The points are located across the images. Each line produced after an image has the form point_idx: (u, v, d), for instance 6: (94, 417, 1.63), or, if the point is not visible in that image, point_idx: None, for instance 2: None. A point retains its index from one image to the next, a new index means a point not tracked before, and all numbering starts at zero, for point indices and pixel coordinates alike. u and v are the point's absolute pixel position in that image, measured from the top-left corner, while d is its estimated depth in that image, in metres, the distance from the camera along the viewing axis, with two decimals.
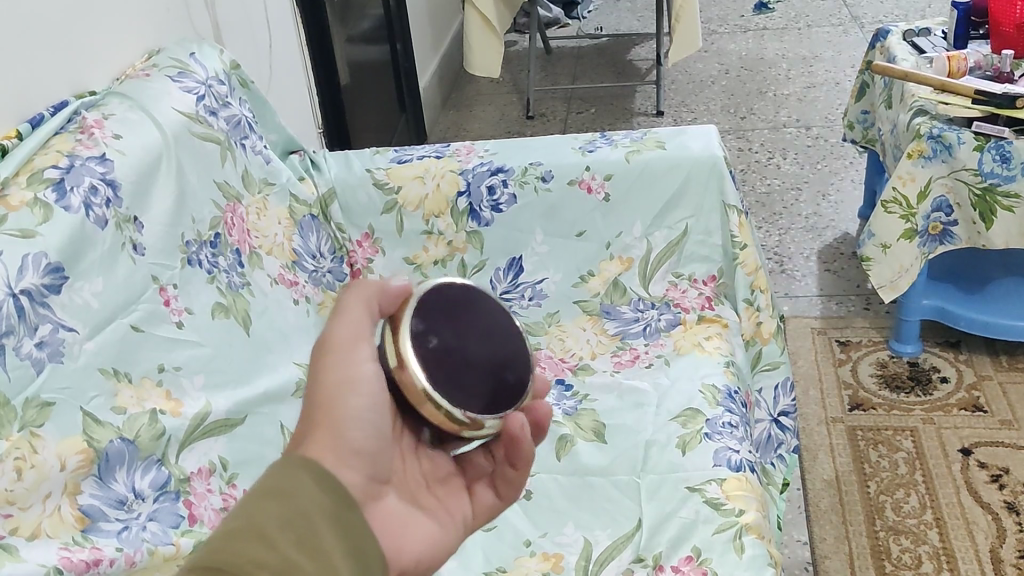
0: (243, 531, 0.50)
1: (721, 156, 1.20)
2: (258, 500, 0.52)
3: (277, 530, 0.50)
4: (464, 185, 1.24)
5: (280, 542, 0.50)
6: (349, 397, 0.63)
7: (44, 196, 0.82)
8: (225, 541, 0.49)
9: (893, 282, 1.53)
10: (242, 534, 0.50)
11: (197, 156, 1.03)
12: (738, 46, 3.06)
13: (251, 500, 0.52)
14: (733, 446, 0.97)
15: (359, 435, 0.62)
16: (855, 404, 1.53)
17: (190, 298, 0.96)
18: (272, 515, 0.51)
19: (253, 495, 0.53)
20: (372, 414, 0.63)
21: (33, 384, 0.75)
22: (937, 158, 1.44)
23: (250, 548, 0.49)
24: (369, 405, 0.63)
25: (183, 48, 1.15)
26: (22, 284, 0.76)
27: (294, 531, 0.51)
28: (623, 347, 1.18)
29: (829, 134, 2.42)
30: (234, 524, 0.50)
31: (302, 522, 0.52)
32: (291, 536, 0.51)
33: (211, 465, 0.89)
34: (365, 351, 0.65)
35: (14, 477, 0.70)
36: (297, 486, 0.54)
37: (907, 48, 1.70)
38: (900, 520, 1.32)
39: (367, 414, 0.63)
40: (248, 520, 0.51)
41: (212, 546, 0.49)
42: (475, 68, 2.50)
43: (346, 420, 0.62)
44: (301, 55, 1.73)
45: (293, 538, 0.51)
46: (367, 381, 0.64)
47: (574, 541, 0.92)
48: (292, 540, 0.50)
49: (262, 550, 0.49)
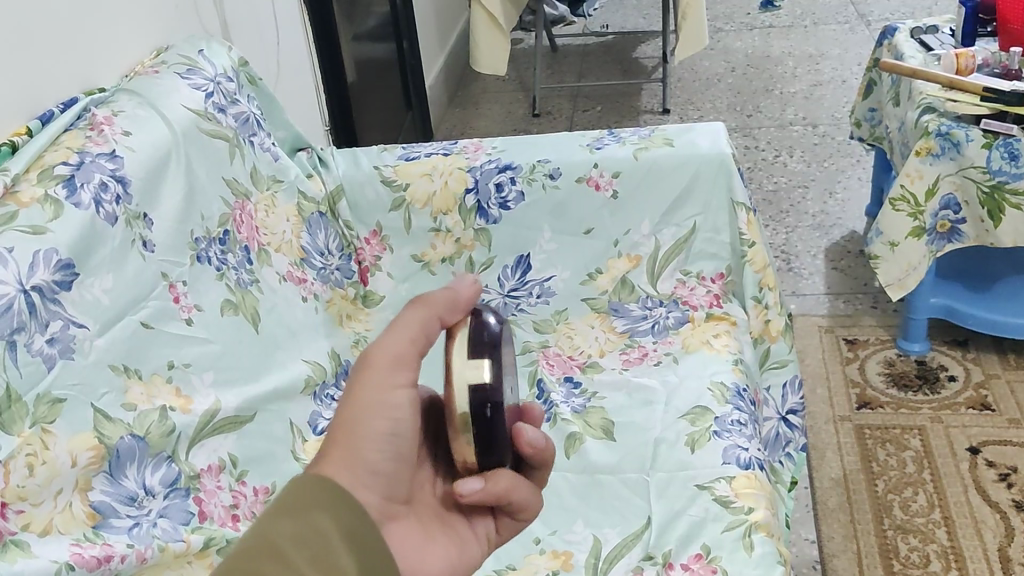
0: (258, 550, 0.50)
1: (730, 153, 1.20)
2: (275, 517, 0.53)
3: (293, 548, 0.51)
4: (471, 182, 1.24)
5: (296, 561, 0.50)
6: (370, 419, 0.63)
7: (55, 192, 0.82)
8: (242, 561, 0.50)
9: (901, 280, 1.53)
10: (259, 553, 0.50)
11: (206, 152, 1.03)
12: (744, 44, 3.05)
13: (268, 515, 0.53)
14: (742, 444, 0.97)
15: (381, 461, 0.62)
16: (863, 403, 1.53)
17: (199, 295, 0.96)
18: (287, 531, 0.52)
19: (270, 510, 0.53)
20: (394, 437, 0.63)
21: (44, 380, 0.75)
22: (945, 156, 1.44)
23: (265, 568, 0.49)
24: (395, 431, 0.63)
25: (192, 44, 1.15)
26: (33, 280, 0.76)
27: (310, 547, 0.51)
28: (632, 345, 1.17)
29: (835, 132, 2.41)
30: (249, 543, 0.51)
31: (317, 537, 0.52)
32: (307, 553, 0.51)
33: (221, 462, 0.89)
34: (403, 372, 0.65)
35: (27, 473, 0.70)
36: (314, 502, 0.54)
37: (914, 46, 1.70)
38: (909, 518, 1.32)
39: (389, 437, 0.63)
40: (264, 537, 0.51)
41: (228, 565, 0.49)
42: (481, 65, 2.50)
43: (372, 445, 0.62)
44: (309, 52, 1.73)
45: (309, 557, 0.51)
46: (390, 405, 0.64)
47: (584, 538, 0.92)
48: (308, 558, 0.51)
49: (277, 570, 0.49)
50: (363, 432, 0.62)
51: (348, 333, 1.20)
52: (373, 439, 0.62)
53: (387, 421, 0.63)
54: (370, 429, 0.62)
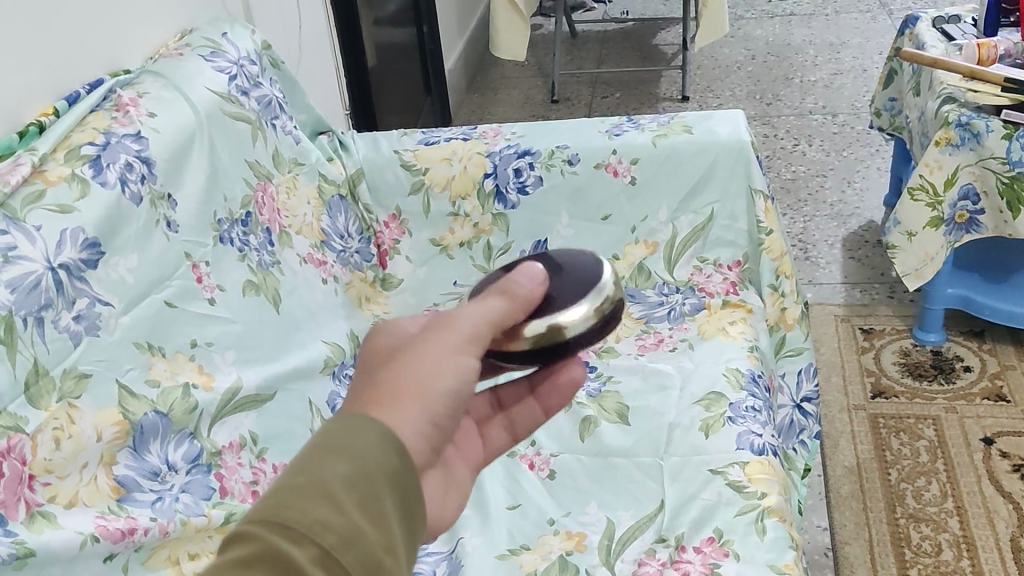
0: (303, 488, 0.42)
1: (749, 141, 1.20)
2: (320, 454, 0.44)
3: (343, 491, 0.42)
4: (490, 167, 1.24)
5: (346, 501, 0.42)
6: (439, 360, 0.54)
7: (82, 171, 0.84)
8: (291, 501, 0.41)
9: (919, 270, 1.53)
10: (304, 489, 0.42)
11: (229, 135, 1.04)
12: (765, 32, 3.04)
13: (313, 453, 0.44)
14: (756, 430, 0.98)
15: (449, 399, 0.53)
16: (877, 392, 1.53)
17: (222, 275, 0.98)
18: (339, 470, 0.43)
19: (314, 447, 0.45)
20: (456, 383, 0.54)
21: (70, 356, 0.77)
22: (965, 146, 1.43)
23: (314, 507, 0.41)
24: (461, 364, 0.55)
25: (216, 27, 1.16)
26: (60, 258, 0.77)
27: (360, 493, 0.43)
28: (648, 331, 1.17)
29: (856, 121, 2.41)
30: (294, 481, 0.42)
31: (368, 485, 0.44)
32: (358, 496, 0.43)
33: (242, 439, 0.91)
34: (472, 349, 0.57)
35: (53, 446, 0.72)
36: (361, 441, 0.45)
37: (936, 35, 1.69)
38: (921, 507, 1.33)
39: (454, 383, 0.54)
40: (310, 476, 0.42)
41: (271, 507, 0.41)
42: (500, 50, 2.50)
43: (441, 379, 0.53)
44: (331, 36, 1.74)
45: (359, 500, 0.42)
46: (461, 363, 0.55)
47: (597, 520, 0.92)
48: (358, 502, 0.42)
49: (329, 511, 0.41)
50: (424, 370, 0.53)
51: (367, 315, 1.22)
52: (442, 387, 0.53)
53: (460, 362, 0.56)
54: (436, 369, 0.54)
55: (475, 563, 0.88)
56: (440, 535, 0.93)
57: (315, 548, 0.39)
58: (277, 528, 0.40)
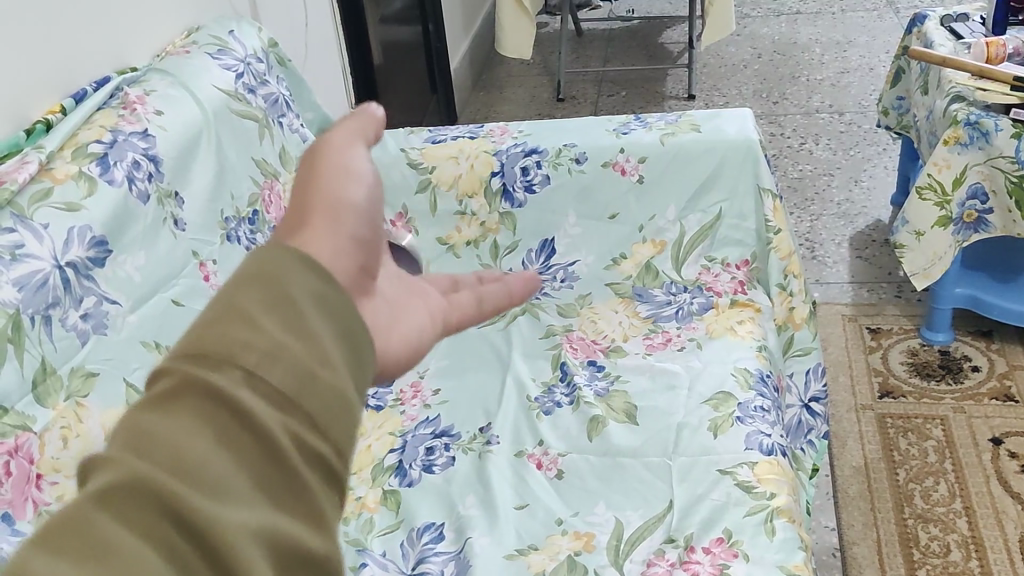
0: (224, 313, 0.43)
1: (757, 139, 1.20)
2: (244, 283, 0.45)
3: (261, 312, 0.43)
4: (498, 165, 1.24)
5: (266, 324, 0.43)
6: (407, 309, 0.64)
7: (89, 169, 0.83)
8: (209, 328, 0.42)
9: (927, 270, 1.53)
10: (220, 317, 0.42)
11: (236, 133, 1.04)
12: (771, 30, 3.04)
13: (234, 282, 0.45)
14: (765, 430, 0.98)
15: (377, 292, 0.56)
16: (885, 392, 1.53)
17: (229, 273, 0.97)
18: (255, 297, 0.44)
19: (236, 278, 0.45)
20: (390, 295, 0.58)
21: (78, 354, 0.77)
22: (974, 145, 1.43)
23: (235, 330, 0.42)
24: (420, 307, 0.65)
25: (222, 25, 1.15)
26: (68, 256, 0.77)
27: (278, 316, 0.44)
28: (656, 330, 1.15)
29: (863, 120, 2.40)
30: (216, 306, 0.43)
31: (287, 306, 0.44)
32: (280, 314, 0.44)
33: None
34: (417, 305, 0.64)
35: (62, 445, 0.72)
36: (280, 264, 0.46)
37: (945, 34, 1.69)
38: (930, 508, 1.32)
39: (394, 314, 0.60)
40: (226, 301, 0.44)
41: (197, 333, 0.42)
42: (507, 50, 2.50)
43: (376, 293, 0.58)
44: (337, 35, 1.74)
45: (281, 321, 0.43)
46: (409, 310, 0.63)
47: (605, 520, 0.91)
48: (281, 321, 0.43)
49: (247, 331, 0.42)
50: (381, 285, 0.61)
51: None
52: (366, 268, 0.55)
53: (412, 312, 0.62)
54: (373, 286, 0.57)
55: (483, 563, 0.87)
56: (447, 534, 0.92)
57: (237, 366, 0.41)
58: (198, 355, 0.41)
